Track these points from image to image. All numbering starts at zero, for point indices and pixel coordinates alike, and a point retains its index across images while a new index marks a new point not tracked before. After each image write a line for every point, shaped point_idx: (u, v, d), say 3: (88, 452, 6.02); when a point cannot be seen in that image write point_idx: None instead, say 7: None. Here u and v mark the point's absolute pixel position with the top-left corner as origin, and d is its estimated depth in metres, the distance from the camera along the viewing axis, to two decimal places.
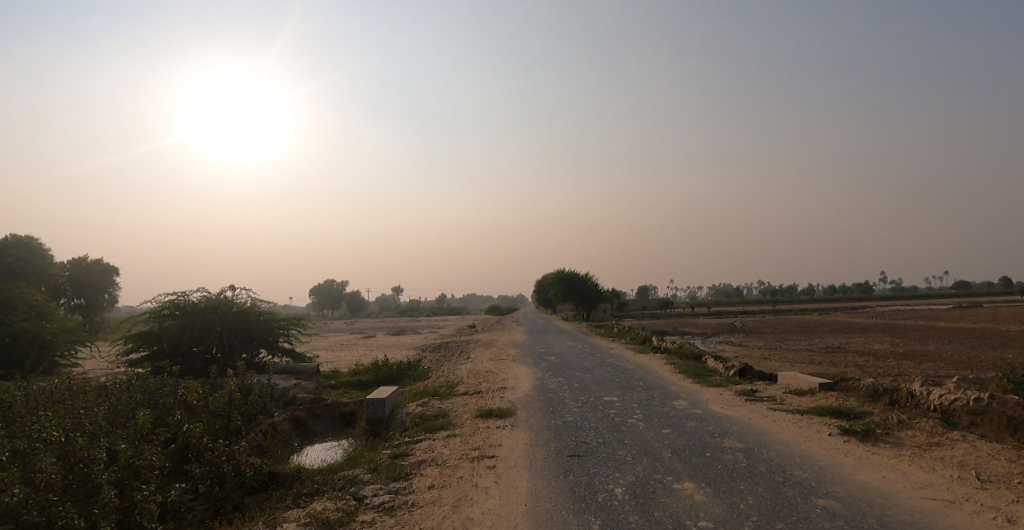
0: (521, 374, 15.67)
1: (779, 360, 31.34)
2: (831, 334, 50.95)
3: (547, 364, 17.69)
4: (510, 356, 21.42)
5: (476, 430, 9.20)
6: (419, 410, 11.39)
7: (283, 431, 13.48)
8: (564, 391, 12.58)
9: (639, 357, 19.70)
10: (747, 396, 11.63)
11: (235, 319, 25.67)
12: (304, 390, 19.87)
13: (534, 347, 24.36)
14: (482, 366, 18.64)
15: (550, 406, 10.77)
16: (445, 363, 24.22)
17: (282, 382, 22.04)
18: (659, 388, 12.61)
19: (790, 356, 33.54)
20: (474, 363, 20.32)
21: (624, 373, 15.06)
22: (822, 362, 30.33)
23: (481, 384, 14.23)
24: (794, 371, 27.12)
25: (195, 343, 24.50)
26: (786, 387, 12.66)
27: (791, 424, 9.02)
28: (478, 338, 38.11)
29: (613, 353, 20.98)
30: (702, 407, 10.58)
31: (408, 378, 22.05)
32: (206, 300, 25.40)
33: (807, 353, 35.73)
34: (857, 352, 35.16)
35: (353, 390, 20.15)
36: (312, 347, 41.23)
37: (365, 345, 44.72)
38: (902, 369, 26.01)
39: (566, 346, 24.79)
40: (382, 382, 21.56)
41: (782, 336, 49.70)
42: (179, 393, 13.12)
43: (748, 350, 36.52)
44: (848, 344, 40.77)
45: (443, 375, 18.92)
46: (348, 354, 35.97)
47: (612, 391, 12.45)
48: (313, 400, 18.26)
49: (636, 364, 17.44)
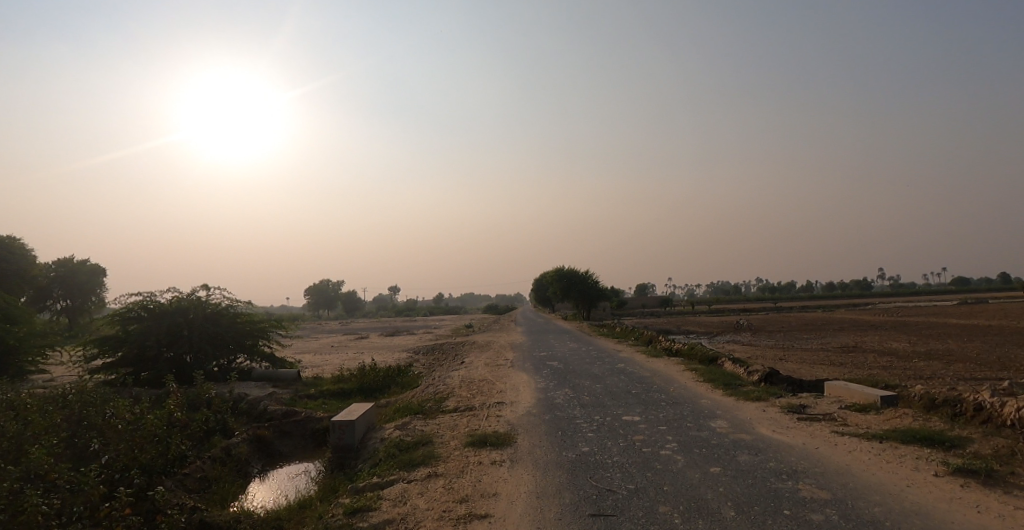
0: (522, 383, 13.54)
1: (796, 361, 29.23)
2: (842, 333, 48.78)
3: (550, 372, 15.52)
4: (509, 360, 19.29)
5: (463, 469, 7.08)
6: (395, 435, 9.23)
7: (236, 456, 11.34)
8: (574, 407, 10.46)
9: (653, 362, 17.56)
10: (797, 414, 9.50)
11: (207, 322, 23.47)
12: (277, 402, 17.69)
13: (534, 350, 22.24)
14: (477, 373, 16.51)
15: (559, 430, 8.63)
16: (436, 369, 22.09)
17: (256, 391, 19.90)
18: (687, 404, 10.51)
19: (806, 357, 31.41)
20: (469, 369, 18.18)
21: (641, 383, 12.95)
22: (844, 363, 28.17)
23: (474, 398, 12.03)
24: (815, 373, 25.02)
25: (161, 347, 22.26)
26: (837, 401, 10.55)
27: (876, 458, 6.94)
28: (474, 339, 35.90)
29: (623, 357, 18.85)
30: (748, 429, 8.49)
31: (395, 386, 19.90)
32: (174, 301, 23.29)
33: (823, 352, 33.59)
34: (876, 352, 33.06)
35: (333, 402, 17.99)
36: (299, 350, 39.02)
37: (357, 348, 42.44)
38: (934, 371, 23.89)
39: (569, 348, 22.66)
40: (366, 391, 19.41)
41: (791, 335, 47.56)
42: (108, 412, 10.96)
43: (760, 350, 34.40)
44: (864, 343, 38.64)
45: (433, 383, 16.78)
46: (335, 357, 33.73)
47: (631, 407, 10.34)
48: (285, 414, 16.05)
49: (652, 370, 15.34)
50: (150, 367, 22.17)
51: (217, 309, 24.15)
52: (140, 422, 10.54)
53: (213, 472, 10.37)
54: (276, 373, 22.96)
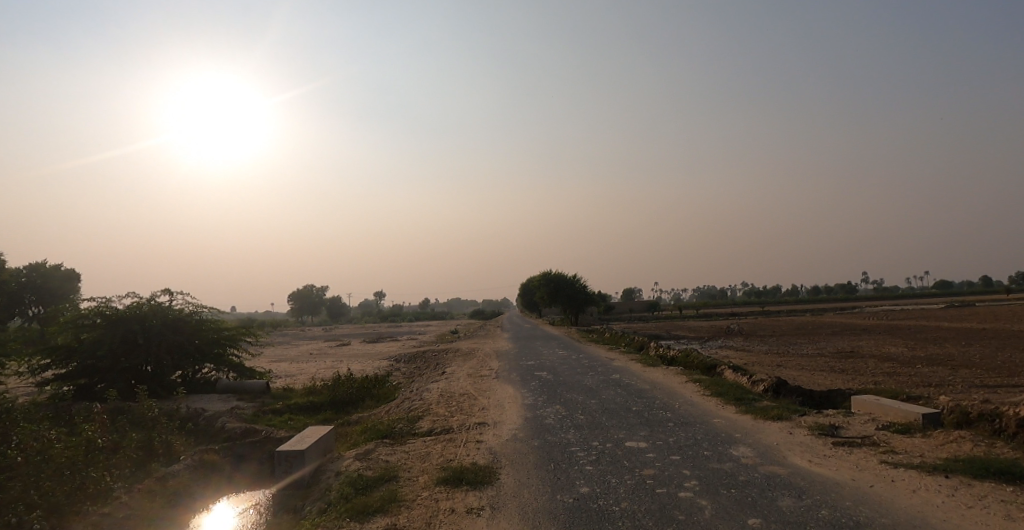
0: (507, 399, 11.99)
1: (794, 368, 27.97)
2: (834, 337, 47.74)
3: (539, 384, 13.99)
4: (493, 370, 17.75)
5: (430, 521, 5.54)
6: (354, 468, 7.65)
7: (173, 488, 9.66)
8: (568, 430, 8.95)
9: (650, 372, 16.11)
10: (833, 439, 8.07)
11: (168, 330, 21.59)
12: (238, 417, 15.99)
13: (521, 358, 20.73)
14: (458, 385, 14.95)
15: (551, 463, 7.10)
16: (416, 379, 20.48)
17: (217, 406, 18.17)
18: (699, 425, 9.05)
19: (804, 363, 30.18)
20: (450, 380, 16.61)
21: (640, 398, 11.48)
22: (845, 370, 26.93)
23: (452, 418, 10.49)
24: (817, 379, 23.71)
25: (115, 357, 20.34)
26: (870, 420, 9.16)
27: (953, 502, 5.52)
28: (458, 346, 34.30)
29: (616, 366, 17.41)
30: (780, 460, 7.03)
31: (370, 399, 18.26)
32: (131, 307, 21.38)
33: (821, 358, 32.34)
34: (874, 357, 31.92)
35: (301, 418, 16.32)
36: (274, 359, 37.14)
37: (337, 355, 40.70)
38: (942, 378, 22.67)
39: (558, 356, 21.20)
40: (338, 405, 17.75)
41: (783, 340, 46.44)
42: (15, 439, 9.28)
43: (754, 357, 33.16)
44: (860, 348, 37.53)
45: (410, 397, 15.18)
46: (312, 366, 31.95)
47: (634, 429, 8.85)
48: (243, 433, 14.34)
49: (651, 381, 13.87)
50: (101, 379, 20.22)
51: (178, 315, 22.28)
52: (44, 458, 8.80)
53: (141, 508, 8.69)
54: (242, 384, 21.18)
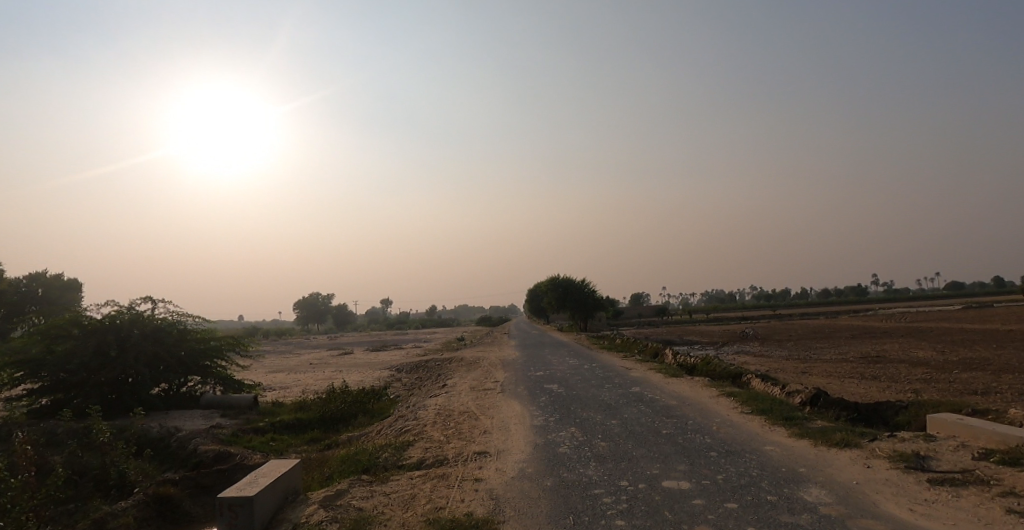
0: (514, 419, 10.30)
1: (820, 374, 26.15)
2: (854, 341, 45.75)
3: (549, 400, 12.31)
4: (498, 381, 16.10)
5: None
6: (316, 519, 5.98)
7: None
8: (587, 463, 7.28)
9: (672, 382, 14.41)
10: (927, 476, 6.36)
11: (148, 340, 19.96)
12: (215, 437, 14.34)
13: (528, 368, 19.04)
14: (458, 401, 13.29)
15: (569, 515, 5.42)
16: (414, 392, 18.83)
17: (196, 424, 16.54)
18: (750, 456, 7.34)
19: (830, 369, 28.36)
20: (450, 395, 14.93)
21: (669, 418, 9.79)
22: (877, 376, 25.10)
23: (447, 446, 8.81)
24: (849, 387, 21.91)
25: (89, 370, 18.71)
26: (960, 446, 7.45)
27: None
28: (461, 355, 32.64)
29: (634, 377, 15.70)
30: (872, 511, 5.35)
31: (363, 415, 16.60)
32: (107, 317, 19.74)
33: (847, 363, 30.56)
34: (903, 362, 30.05)
35: (287, 438, 14.66)
36: (270, 370, 35.56)
37: (337, 365, 39.07)
38: (986, 385, 20.88)
39: (568, 366, 19.52)
40: (327, 423, 16.10)
41: (801, 344, 44.59)
42: None
43: (775, 363, 31.34)
44: (885, 352, 35.62)
45: (404, 416, 13.52)
46: (309, 377, 30.32)
47: (670, 462, 7.16)
48: (215, 460, 12.68)
49: (677, 396, 12.15)
50: (74, 394, 18.58)
51: (160, 324, 20.67)
52: None
53: None
54: (227, 399, 19.55)
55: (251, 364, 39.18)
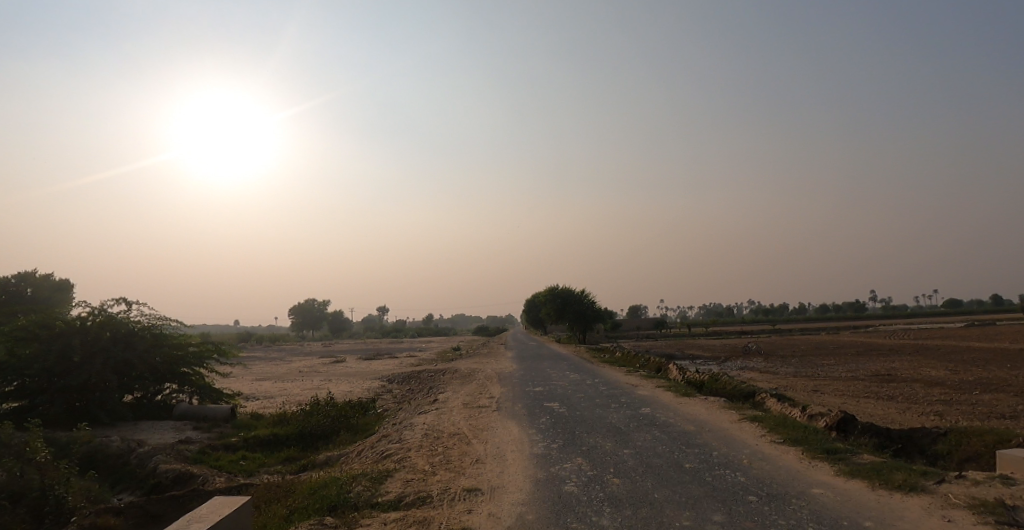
0: (510, 446, 8.97)
1: (833, 393, 24.79)
2: (862, 358, 44.30)
3: (551, 422, 10.99)
4: (494, 397, 14.78)
5: None
6: None
7: None
8: (600, 508, 5.97)
9: (685, 402, 13.10)
10: None
11: (118, 345, 18.55)
12: (179, 454, 12.95)
13: (525, 383, 17.72)
14: (448, 421, 11.95)
15: None
16: (403, 407, 17.48)
17: (163, 438, 15.17)
18: (798, 503, 6.05)
19: (842, 388, 27.06)
20: (441, 412, 13.59)
21: (691, 449, 8.48)
22: (894, 397, 23.78)
23: (432, 479, 7.48)
24: (867, 409, 20.59)
25: (51, 376, 17.27)
26: None
27: None
28: (456, 366, 31.23)
29: (642, 395, 14.36)
30: None
31: (345, 431, 15.24)
32: (76, 319, 18.31)
33: (860, 382, 29.24)
34: (918, 381, 28.74)
35: (259, 456, 13.26)
36: (256, 379, 34.10)
37: (328, 374, 37.68)
38: (1013, 408, 19.59)
39: (569, 381, 18.20)
40: (305, 440, 14.74)
41: (806, 360, 43.27)
42: None
43: (783, 380, 29.99)
44: (896, 370, 34.29)
45: (388, 436, 12.18)
46: (296, 387, 28.92)
47: (702, 510, 5.85)
48: (174, 482, 11.32)
49: (694, 419, 10.83)
50: (34, 402, 17.13)
51: (132, 328, 19.27)
52: None
53: None
54: (202, 410, 18.16)
55: (239, 371, 37.79)
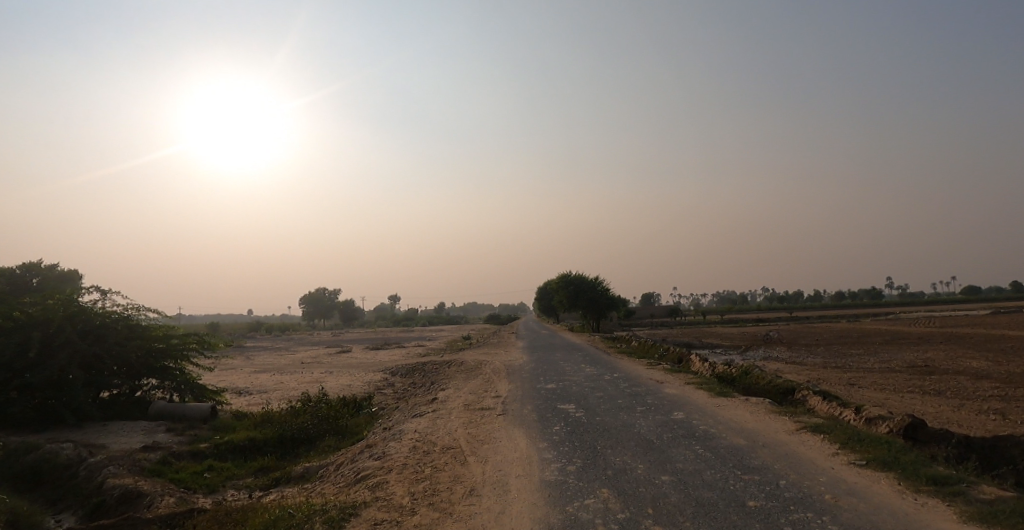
0: (515, 469, 7.05)
1: (872, 387, 22.68)
2: (891, 348, 41.97)
3: (566, 431, 9.06)
4: (500, 397, 12.89)
5: None
6: None
7: None
8: None
9: (722, 405, 11.16)
10: None
11: (86, 338, 16.72)
12: (135, 465, 11.23)
13: (534, 379, 15.83)
14: (443, 428, 10.06)
15: None
16: (399, 406, 15.66)
17: (127, 444, 13.45)
18: None
19: (879, 381, 24.92)
20: (438, 414, 11.71)
21: (750, 476, 6.54)
22: (940, 391, 21.67)
23: (408, 522, 5.61)
24: (916, 405, 18.49)
25: (11, 372, 15.54)
26: None
27: None
28: (463, 358, 29.30)
29: (671, 395, 12.39)
30: None
31: (331, 435, 13.46)
32: (39, 309, 16.52)
33: (896, 374, 27.08)
34: (961, 373, 26.52)
35: (229, 467, 11.52)
36: (253, 371, 32.35)
37: (330, 365, 36.00)
38: None
39: (584, 375, 16.27)
40: (284, 446, 12.98)
41: (832, 350, 41.03)
42: None
43: (813, 371, 27.94)
44: (934, 361, 32.07)
45: (373, 445, 10.35)
46: (293, 380, 27.21)
47: None
48: (119, 503, 9.60)
49: (742, 430, 8.86)
50: None
51: (104, 318, 17.43)
52: None
53: None
54: (179, 410, 16.42)
55: (239, 363, 36.22)
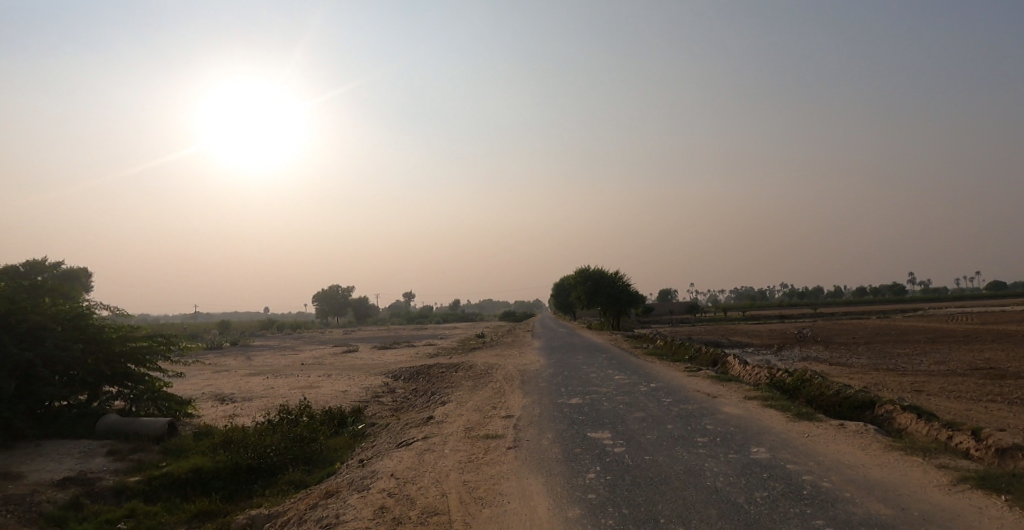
0: None
1: (943, 394, 19.50)
2: (940, 347, 38.54)
3: (605, 482, 6.19)
4: (511, 418, 10.03)
5: None
6: None
7: None
8: None
9: (811, 433, 8.22)
10: None
11: (21, 342, 14.02)
12: (34, 508, 8.55)
13: (553, 391, 12.96)
14: (428, 471, 7.21)
15: None
16: (388, 424, 12.88)
17: (48, 474, 10.83)
18: None
19: (948, 386, 21.73)
20: (427, 444, 8.87)
21: None
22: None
23: None
24: (1012, 417, 15.38)
25: None
26: None
27: None
28: (472, 361, 26.37)
29: (735, 417, 9.47)
30: None
31: (299, 465, 10.72)
32: None
33: (964, 378, 23.81)
34: None
35: (157, 513, 8.81)
36: (246, 374, 29.68)
37: (331, 366, 33.29)
38: None
39: (613, 386, 13.37)
40: (239, 479, 10.27)
41: (875, 349, 37.56)
42: None
43: (867, 374, 24.78)
44: (999, 363, 28.65)
45: (336, 491, 7.54)
46: (284, 385, 24.52)
47: None
48: None
49: (871, 489, 5.84)
50: None
51: (46, 317, 14.73)
52: None
53: None
54: (130, 427, 13.78)
55: (234, 366, 33.64)
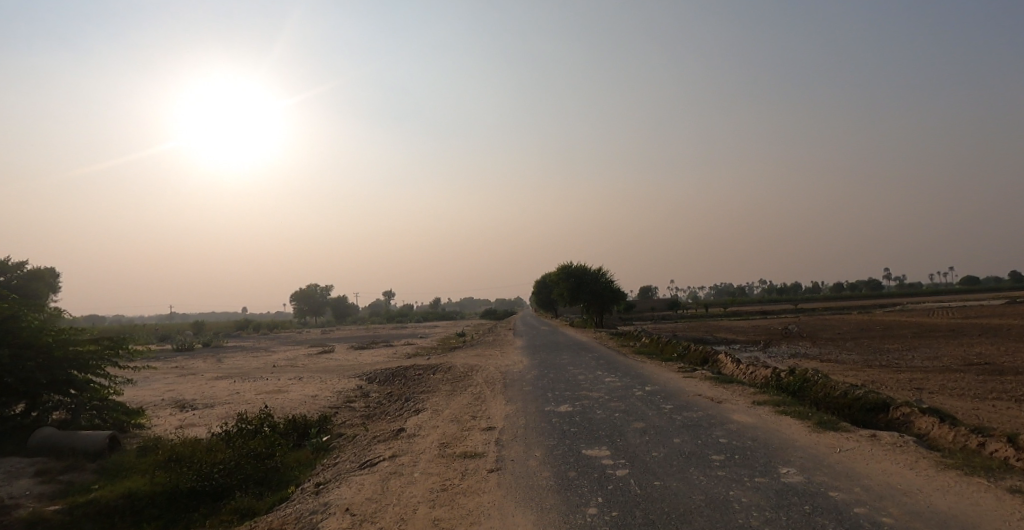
0: None
1: (945, 392, 18.61)
2: (928, 342, 38.00)
3: (611, 521, 4.92)
4: (493, 431, 8.74)
5: None
6: None
7: None
8: None
9: (842, 447, 7.05)
10: None
11: None
12: None
13: (539, 397, 11.69)
14: (392, 504, 5.87)
15: None
16: (354, 437, 11.52)
17: None
18: None
19: (946, 383, 20.89)
20: (395, 466, 7.55)
21: None
22: None
23: None
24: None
25: None
26: None
27: None
28: (452, 362, 24.98)
29: (748, 427, 8.28)
30: None
31: (250, 487, 9.34)
32: None
33: (960, 375, 23.01)
34: None
35: None
36: (212, 378, 27.96)
37: (304, 369, 31.70)
38: None
39: (605, 390, 12.13)
40: (178, 505, 8.87)
41: (863, 345, 36.87)
42: None
43: (861, 371, 23.89)
44: (993, 358, 27.98)
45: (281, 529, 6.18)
46: (251, 389, 22.93)
47: None
48: None
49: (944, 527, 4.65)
50: None
51: None
52: None
53: None
54: (64, 443, 12.24)
55: (201, 369, 31.87)
